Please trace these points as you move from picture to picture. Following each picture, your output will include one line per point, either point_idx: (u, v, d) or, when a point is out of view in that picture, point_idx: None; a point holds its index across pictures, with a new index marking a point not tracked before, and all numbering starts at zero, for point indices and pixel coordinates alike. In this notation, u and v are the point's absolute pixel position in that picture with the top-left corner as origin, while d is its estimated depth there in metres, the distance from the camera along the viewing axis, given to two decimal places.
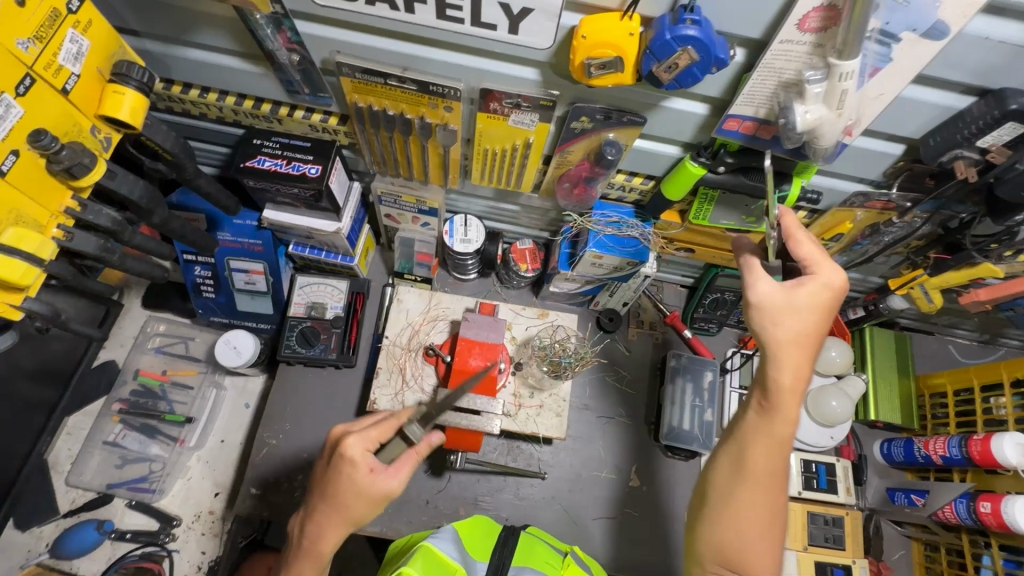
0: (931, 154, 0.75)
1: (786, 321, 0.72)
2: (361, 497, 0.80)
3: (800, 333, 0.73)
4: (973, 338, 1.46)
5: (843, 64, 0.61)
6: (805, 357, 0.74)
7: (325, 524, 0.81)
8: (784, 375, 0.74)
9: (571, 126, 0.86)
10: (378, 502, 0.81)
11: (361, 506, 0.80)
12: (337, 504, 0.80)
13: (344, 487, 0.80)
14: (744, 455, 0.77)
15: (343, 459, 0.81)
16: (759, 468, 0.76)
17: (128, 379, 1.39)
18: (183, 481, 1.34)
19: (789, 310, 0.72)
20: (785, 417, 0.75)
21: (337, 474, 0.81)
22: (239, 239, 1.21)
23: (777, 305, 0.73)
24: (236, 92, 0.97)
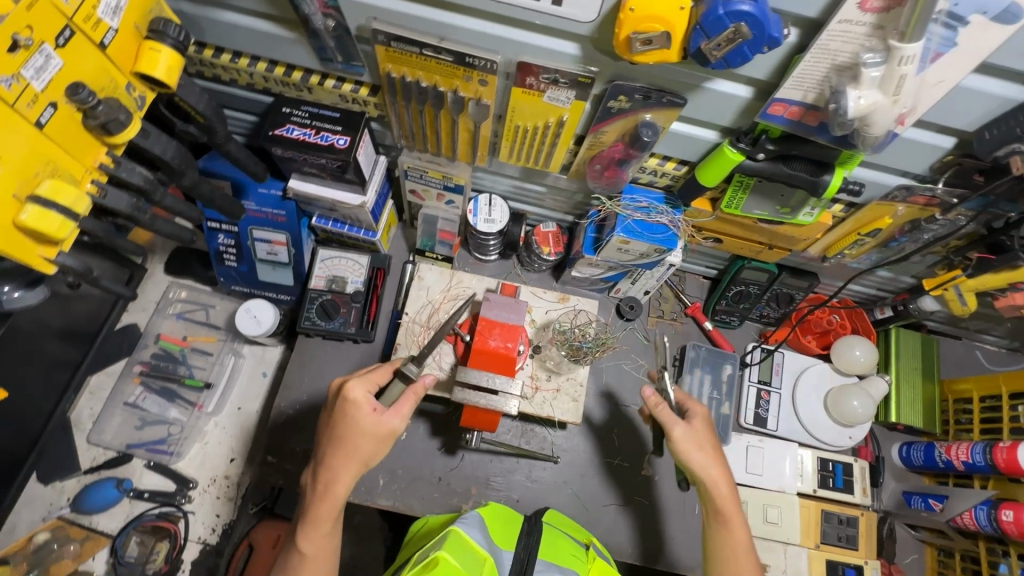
0: (986, 147, 0.72)
1: (704, 455, 0.95)
2: (365, 436, 0.87)
3: (715, 456, 0.95)
4: (1002, 345, 1.43)
5: (904, 47, 0.58)
6: (725, 473, 0.96)
7: (338, 463, 0.87)
8: (725, 498, 0.95)
9: (608, 106, 0.84)
10: (386, 439, 0.89)
11: (367, 445, 0.87)
12: (345, 443, 0.87)
13: (350, 426, 0.87)
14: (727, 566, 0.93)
15: (349, 403, 0.88)
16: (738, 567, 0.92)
17: (149, 343, 1.41)
18: (200, 445, 1.36)
19: (703, 445, 0.96)
20: (737, 523, 0.94)
21: (343, 419, 0.88)
22: (263, 208, 1.20)
23: (692, 440, 0.95)
24: (267, 58, 0.96)
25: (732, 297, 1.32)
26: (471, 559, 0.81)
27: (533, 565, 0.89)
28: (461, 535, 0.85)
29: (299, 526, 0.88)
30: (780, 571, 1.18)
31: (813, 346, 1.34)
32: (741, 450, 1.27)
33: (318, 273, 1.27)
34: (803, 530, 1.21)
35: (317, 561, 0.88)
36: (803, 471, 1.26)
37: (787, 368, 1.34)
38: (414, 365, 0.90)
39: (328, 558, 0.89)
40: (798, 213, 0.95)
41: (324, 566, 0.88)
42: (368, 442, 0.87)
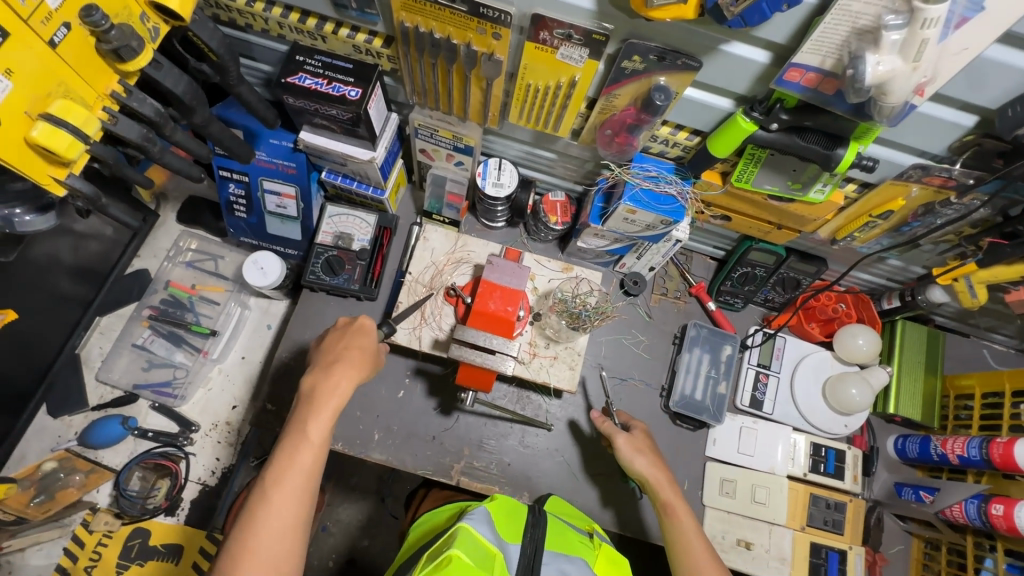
0: (1008, 126, 0.70)
1: (644, 455, 1.08)
2: (365, 351, 0.97)
3: (651, 459, 1.08)
4: (1010, 345, 1.40)
5: (929, 9, 0.57)
6: (665, 469, 1.08)
7: (347, 366, 0.94)
8: (669, 492, 1.05)
9: (621, 66, 0.83)
10: (374, 363, 0.98)
11: (365, 356, 0.96)
12: (353, 350, 0.97)
13: (357, 340, 0.98)
14: (682, 549, 0.99)
15: (361, 325, 1.01)
16: (690, 550, 0.99)
17: (158, 289, 1.44)
18: (204, 391, 1.40)
19: (643, 447, 1.10)
20: (682, 510, 1.03)
21: (351, 338, 0.99)
22: (273, 159, 1.21)
23: (628, 447, 1.09)
24: (283, 3, 0.96)
25: (737, 278, 1.31)
26: (481, 556, 0.80)
27: (541, 555, 0.90)
28: (473, 533, 0.84)
29: (304, 413, 0.89)
30: (763, 549, 1.20)
31: (816, 333, 1.33)
32: (734, 430, 1.28)
33: (325, 228, 1.28)
34: (790, 511, 1.22)
35: (309, 456, 0.86)
36: (795, 454, 1.26)
37: (787, 353, 1.34)
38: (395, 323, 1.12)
39: (319, 458, 0.87)
40: (810, 189, 0.93)
41: (315, 464, 0.86)
42: (367, 357, 0.97)
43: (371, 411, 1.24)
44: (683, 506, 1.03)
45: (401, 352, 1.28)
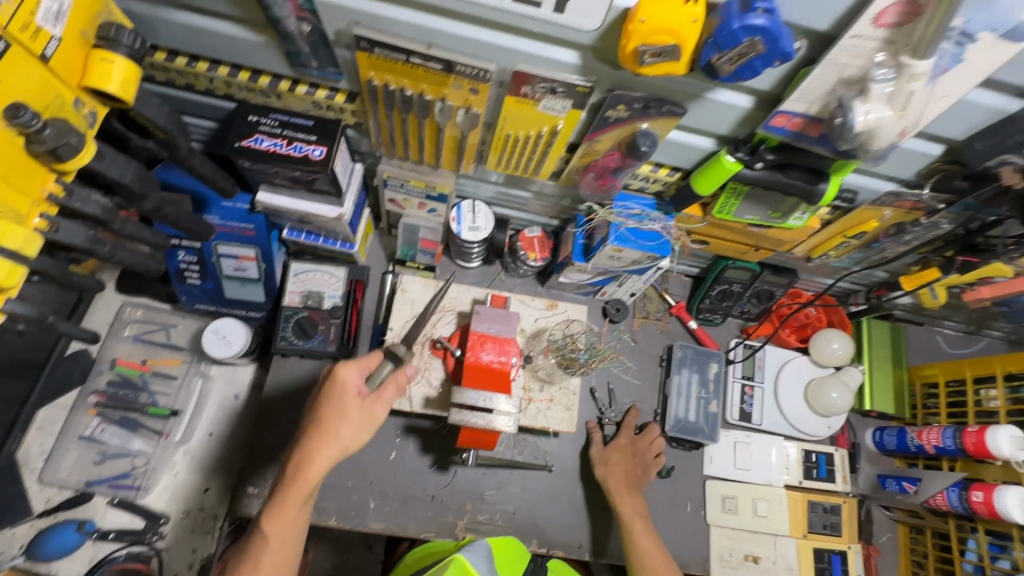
0: (976, 158, 0.73)
1: (606, 461, 1.19)
2: (348, 420, 0.83)
3: (611, 468, 1.18)
4: (959, 329, 1.51)
5: (916, 64, 0.58)
6: (625, 472, 1.19)
7: (319, 439, 0.81)
8: (621, 491, 1.16)
9: (605, 115, 0.81)
10: (359, 429, 0.83)
11: (339, 433, 0.82)
12: (326, 427, 0.82)
13: (334, 406, 0.83)
14: (635, 548, 1.09)
15: (338, 382, 0.84)
16: (644, 551, 1.08)
17: (104, 370, 1.30)
18: (169, 477, 1.27)
19: (608, 454, 1.20)
20: (624, 507, 1.14)
21: (330, 398, 0.84)
22: (228, 222, 1.11)
23: (597, 458, 1.20)
24: (230, 62, 0.87)
25: (716, 295, 1.33)
26: None
27: None
28: (465, 565, 0.83)
29: (266, 508, 0.81)
30: (770, 562, 1.22)
31: (792, 340, 1.39)
32: (728, 447, 1.30)
33: (292, 288, 1.20)
34: (791, 521, 1.25)
35: (280, 544, 0.81)
36: (789, 463, 1.30)
37: (768, 362, 1.38)
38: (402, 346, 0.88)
39: (291, 544, 0.82)
40: (789, 217, 0.96)
41: (285, 551, 0.81)
42: (349, 428, 0.82)
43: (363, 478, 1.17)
44: (630, 501, 1.15)
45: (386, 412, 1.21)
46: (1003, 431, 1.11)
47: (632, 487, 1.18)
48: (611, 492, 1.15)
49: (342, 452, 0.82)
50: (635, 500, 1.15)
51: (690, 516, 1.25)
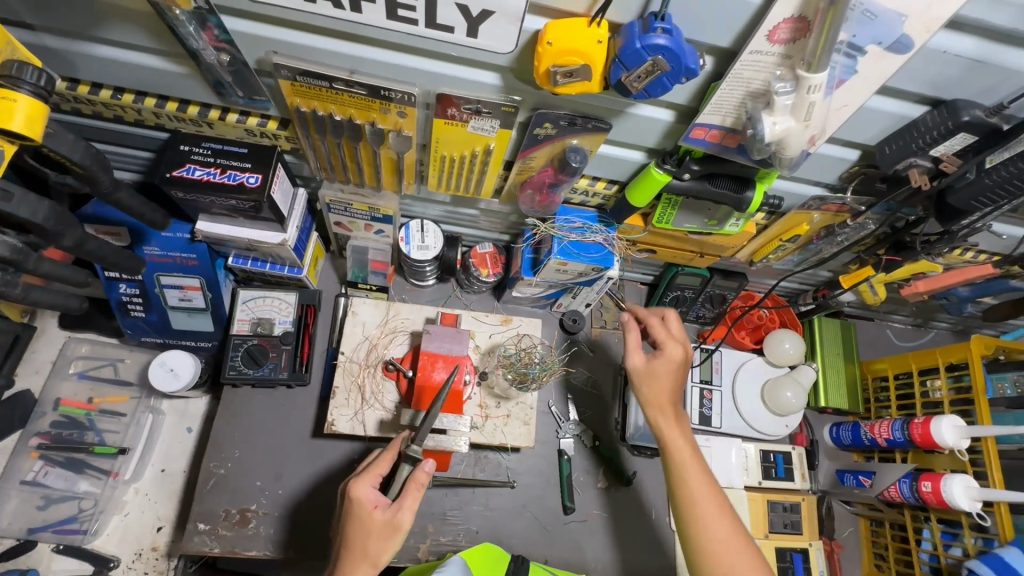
0: (887, 162, 0.76)
1: (647, 384, 0.98)
2: (371, 536, 0.85)
3: (660, 391, 0.96)
4: (908, 323, 1.55)
5: (812, 77, 0.60)
6: (672, 395, 0.97)
7: (353, 564, 0.84)
8: (666, 418, 0.95)
9: (534, 133, 0.82)
10: (385, 539, 0.85)
11: (365, 547, 0.84)
12: (355, 548, 0.84)
13: (356, 522, 0.86)
14: (685, 494, 0.88)
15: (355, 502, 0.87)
16: (698, 497, 0.87)
17: (47, 411, 1.25)
18: (120, 517, 1.23)
19: (652, 374, 0.98)
20: (677, 439, 0.93)
21: (350, 521, 0.87)
22: (169, 252, 1.09)
23: (640, 372, 0.98)
24: (156, 93, 0.86)
25: (669, 302, 1.35)
26: None
27: None
28: None
29: None
30: None
31: (747, 342, 1.40)
32: None
33: (239, 316, 1.17)
34: (753, 522, 1.26)
35: None
36: (749, 464, 1.31)
37: (726, 365, 1.38)
38: (417, 446, 0.89)
39: None
40: (725, 224, 0.98)
41: None
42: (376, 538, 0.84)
43: (320, 507, 1.13)
44: (678, 428, 0.94)
45: (343, 439, 1.19)
46: (946, 420, 1.13)
47: (679, 408, 0.97)
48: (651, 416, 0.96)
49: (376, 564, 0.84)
50: (684, 427, 0.95)
51: (654, 522, 1.25)
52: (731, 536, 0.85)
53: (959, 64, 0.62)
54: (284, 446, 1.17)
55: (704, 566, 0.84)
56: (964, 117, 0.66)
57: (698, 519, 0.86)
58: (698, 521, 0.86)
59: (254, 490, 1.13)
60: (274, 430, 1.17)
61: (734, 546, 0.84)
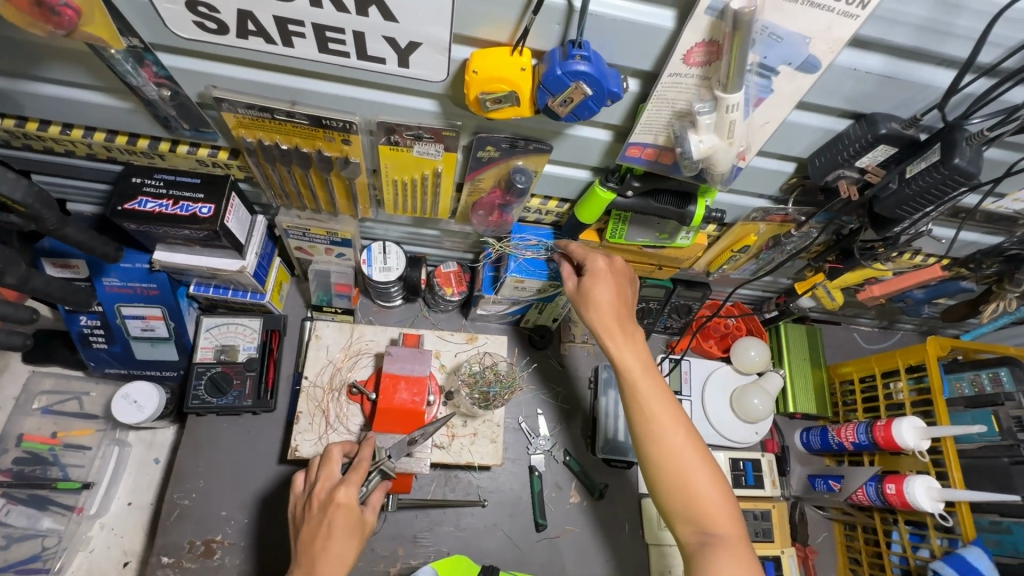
0: (818, 173, 0.78)
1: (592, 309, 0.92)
2: (356, 535, 0.84)
3: (602, 311, 0.91)
4: (874, 325, 1.58)
5: (728, 97, 0.62)
6: (615, 311, 0.91)
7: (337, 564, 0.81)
8: (612, 337, 0.90)
9: (477, 156, 0.84)
10: (359, 541, 0.84)
11: (343, 550, 0.82)
12: (335, 552, 0.81)
13: (339, 526, 0.82)
14: (639, 414, 0.85)
15: (343, 506, 0.84)
16: (654, 418, 0.84)
17: (9, 447, 1.23)
18: (84, 554, 1.21)
19: (594, 298, 0.92)
20: (625, 360, 0.88)
21: (330, 522, 0.83)
22: (128, 283, 1.09)
23: (580, 296, 0.94)
24: (105, 128, 0.87)
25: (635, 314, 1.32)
26: None
27: None
28: None
29: None
30: None
31: (715, 350, 1.42)
32: None
33: (204, 344, 1.17)
34: None
35: None
36: None
37: (694, 374, 1.39)
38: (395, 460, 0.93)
39: None
40: (675, 237, 0.99)
41: None
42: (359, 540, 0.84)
43: (287, 535, 1.12)
44: (627, 346, 0.89)
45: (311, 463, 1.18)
46: (906, 422, 1.14)
47: (628, 326, 0.91)
48: (600, 338, 0.90)
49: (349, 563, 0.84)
50: (632, 342, 0.89)
51: (628, 536, 1.25)
52: (687, 454, 0.82)
53: (870, 80, 0.64)
54: (250, 474, 1.16)
55: (662, 484, 0.83)
56: (881, 130, 0.69)
57: (656, 438, 0.83)
58: (654, 441, 0.83)
59: (220, 520, 1.11)
60: (239, 458, 1.16)
61: (689, 461, 0.82)
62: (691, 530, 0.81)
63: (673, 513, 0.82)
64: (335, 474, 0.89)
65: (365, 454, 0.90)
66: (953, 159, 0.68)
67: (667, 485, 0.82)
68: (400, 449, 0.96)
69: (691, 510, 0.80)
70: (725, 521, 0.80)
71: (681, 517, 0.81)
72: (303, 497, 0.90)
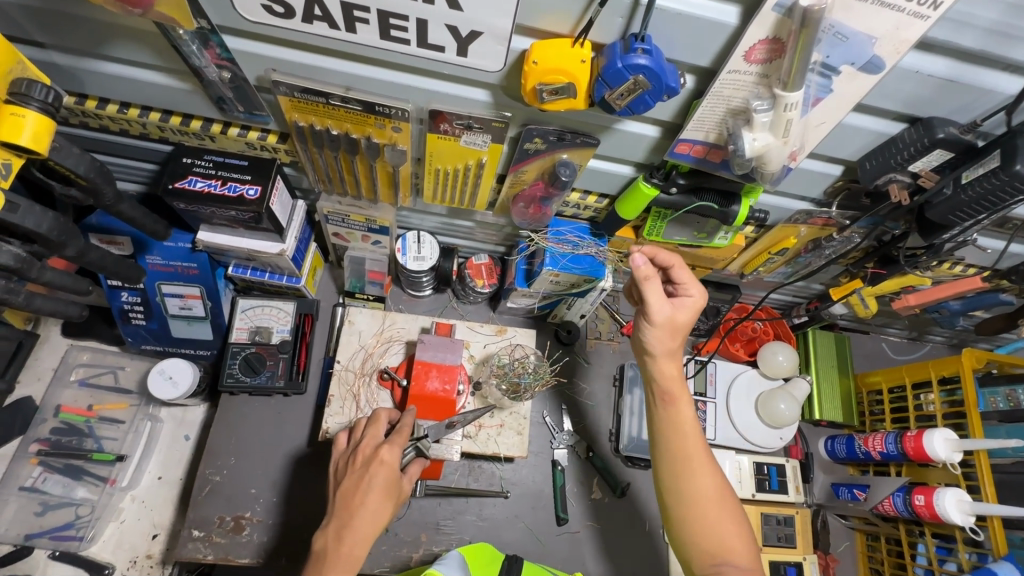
0: (868, 177, 0.78)
1: (668, 335, 0.86)
2: (390, 498, 0.86)
3: (671, 347, 0.87)
4: (903, 336, 1.56)
5: (788, 95, 0.62)
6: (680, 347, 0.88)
7: (373, 518, 0.84)
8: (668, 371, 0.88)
9: (524, 147, 0.85)
10: (394, 503, 0.87)
11: (380, 509, 0.85)
12: (373, 509, 0.84)
13: (378, 484, 0.86)
14: (676, 453, 0.86)
15: (385, 465, 0.86)
16: (690, 460, 0.84)
17: (47, 417, 1.27)
18: (115, 525, 1.24)
19: (677, 323, 0.86)
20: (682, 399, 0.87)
21: (366, 479, 0.86)
22: (170, 262, 1.11)
23: (666, 324, 0.85)
24: (161, 107, 0.90)
25: None
26: None
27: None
28: None
29: None
30: None
31: (741, 354, 1.39)
32: None
33: (239, 325, 1.18)
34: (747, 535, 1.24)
35: None
36: (742, 476, 1.29)
37: (720, 377, 1.37)
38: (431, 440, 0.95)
39: None
40: (714, 237, 0.99)
41: None
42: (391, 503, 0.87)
43: (313, 516, 1.13)
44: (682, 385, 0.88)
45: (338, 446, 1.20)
46: (938, 433, 1.13)
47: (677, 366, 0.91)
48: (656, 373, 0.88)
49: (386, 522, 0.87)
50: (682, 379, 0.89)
51: (648, 535, 1.25)
52: (714, 499, 0.84)
53: (931, 84, 0.64)
54: (280, 454, 1.18)
55: (687, 522, 0.84)
56: (939, 134, 0.68)
57: (690, 477, 0.84)
58: (685, 478, 0.84)
59: (249, 498, 1.13)
60: (268, 437, 1.19)
61: (715, 504, 0.83)
62: (711, 565, 0.82)
63: (693, 548, 0.83)
64: (381, 434, 0.92)
65: (410, 420, 0.93)
66: (1012, 166, 0.68)
67: (692, 522, 0.83)
68: (438, 431, 0.98)
69: (714, 548, 0.82)
70: (745, 558, 0.82)
71: (701, 553, 0.83)
72: (346, 453, 0.93)
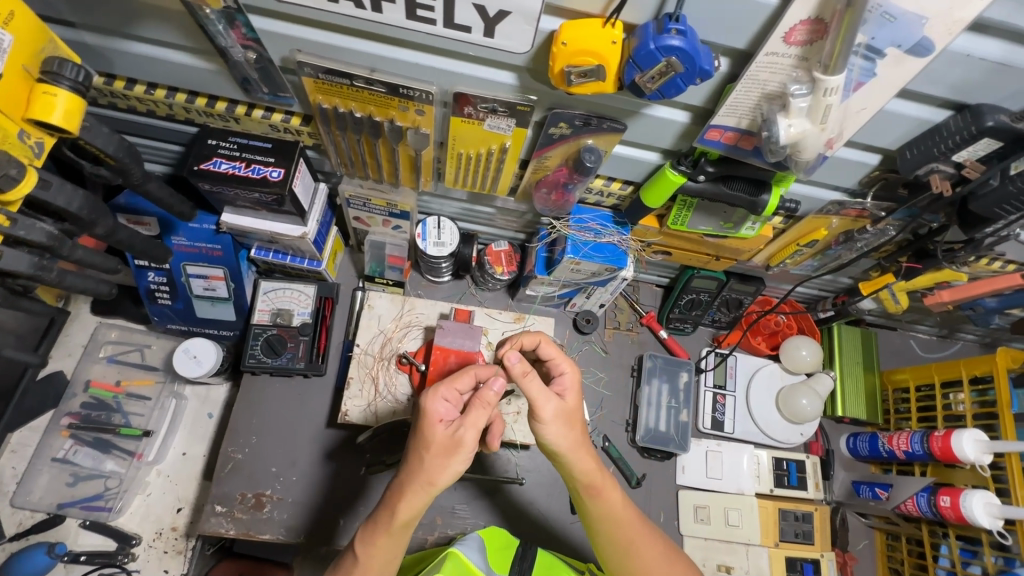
0: (909, 166, 0.75)
1: (566, 427, 0.79)
2: (431, 447, 0.74)
3: (575, 440, 0.79)
4: (933, 333, 1.51)
5: (829, 79, 0.60)
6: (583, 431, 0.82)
7: (413, 465, 0.75)
8: (587, 466, 0.80)
9: (549, 132, 0.83)
10: (443, 456, 0.73)
11: (416, 456, 0.74)
12: (413, 461, 0.75)
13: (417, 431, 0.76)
14: (617, 538, 0.82)
15: (421, 412, 0.75)
16: (631, 542, 0.82)
17: (77, 392, 1.31)
18: (142, 497, 1.28)
19: (566, 410, 0.79)
20: (607, 490, 0.81)
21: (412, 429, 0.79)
22: (195, 243, 1.13)
23: (560, 412, 0.78)
24: (187, 88, 0.90)
25: (684, 305, 1.30)
26: None
27: None
28: (460, 560, 0.83)
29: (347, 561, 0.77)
30: (743, 572, 1.21)
31: (763, 347, 1.36)
32: (700, 455, 1.29)
33: (260, 307, 1.19)
34: (763, 530, 1.23)
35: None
36: (760, 471, 1.28)
37: (739, 370, 1.35)
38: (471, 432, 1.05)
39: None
40: (741, 227, 0.97)
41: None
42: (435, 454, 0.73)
43: (332, 496, 1.16)
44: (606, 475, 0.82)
45: (357, 429, 1.21)
46: (967, 434, 1.09)
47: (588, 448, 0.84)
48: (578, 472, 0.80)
49: (436, 476, 0.73)
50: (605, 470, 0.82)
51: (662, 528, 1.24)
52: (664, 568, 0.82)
53: (983, 68, 0.61)
54: (300, 434, 1.20)
55: None
56: (988, 122, 0.65)
57: (633, 558, 0.82)
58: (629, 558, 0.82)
59: (270, 476, 1.15)
60: (288, 418, 1.20)
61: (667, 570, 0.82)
62: None
63: None
64: None
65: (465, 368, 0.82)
66: None
67: None
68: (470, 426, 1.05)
69: None
70: None
71: None
72: None
